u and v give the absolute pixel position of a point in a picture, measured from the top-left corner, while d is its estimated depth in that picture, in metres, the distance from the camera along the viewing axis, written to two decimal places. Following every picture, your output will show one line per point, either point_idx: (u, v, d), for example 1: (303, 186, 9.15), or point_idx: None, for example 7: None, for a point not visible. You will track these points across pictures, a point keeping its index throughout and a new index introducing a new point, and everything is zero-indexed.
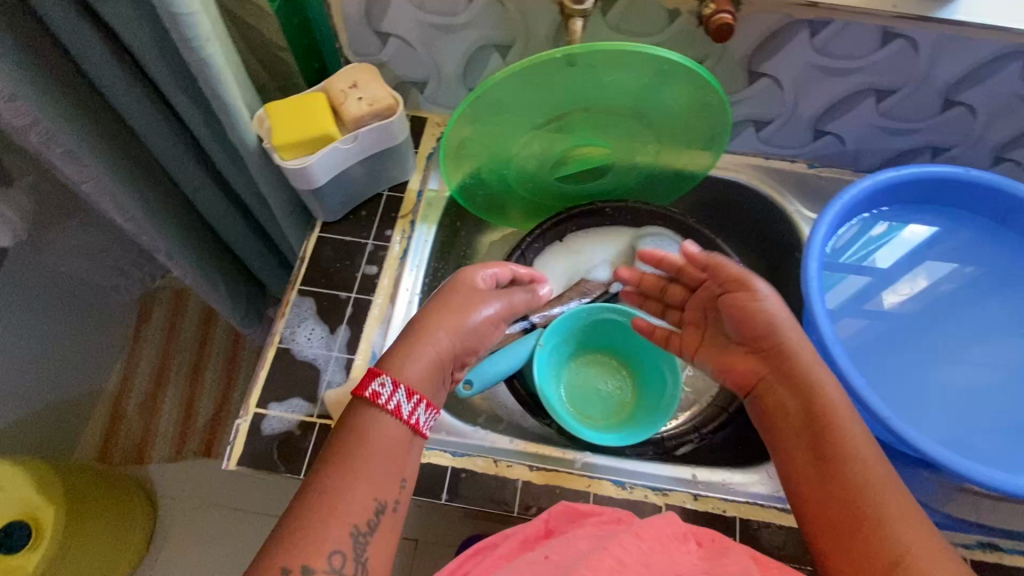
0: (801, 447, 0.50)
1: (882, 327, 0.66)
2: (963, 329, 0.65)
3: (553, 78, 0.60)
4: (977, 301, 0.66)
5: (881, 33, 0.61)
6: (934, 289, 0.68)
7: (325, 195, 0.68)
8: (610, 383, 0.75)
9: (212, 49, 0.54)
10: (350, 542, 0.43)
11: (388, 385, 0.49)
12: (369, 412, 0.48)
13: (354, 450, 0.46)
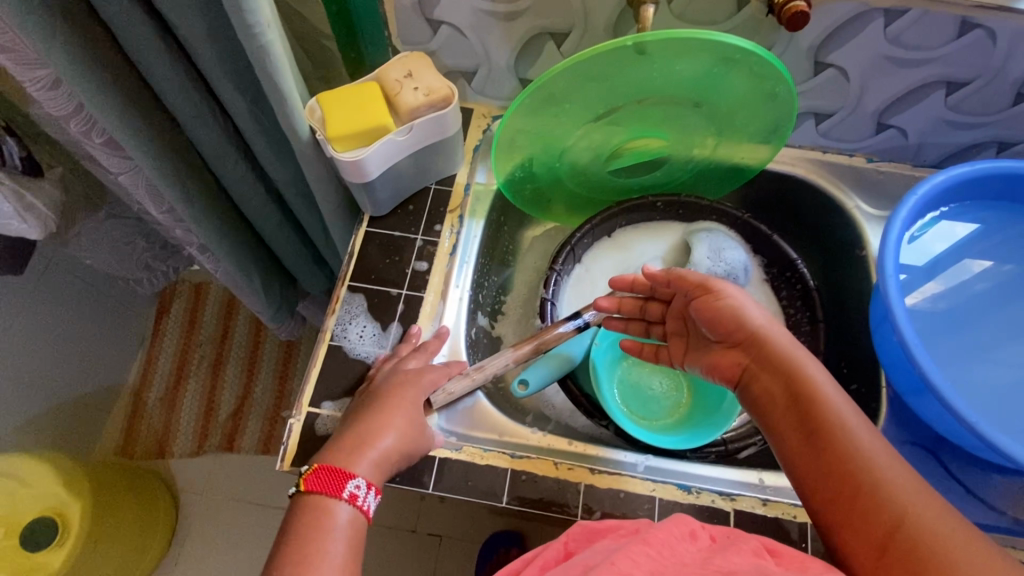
0: (789, 427, 0.48)
1: (918, 324, 0.65)
2: (1002, 327, 0.64)
3: (619, 69, 0.57)
4: (1014, 299, 0.65)
5: (960, 23, 0.58)
6: (969, 285, 0.66)
7: (377, 188, 0.66)
8: (664, 384, 0.73)
9: (272, 35, 0.51)
10: None
11: (363, 488, 0.49)
12: (340, 515, 0.48)
13: (320, 551, 0.45)
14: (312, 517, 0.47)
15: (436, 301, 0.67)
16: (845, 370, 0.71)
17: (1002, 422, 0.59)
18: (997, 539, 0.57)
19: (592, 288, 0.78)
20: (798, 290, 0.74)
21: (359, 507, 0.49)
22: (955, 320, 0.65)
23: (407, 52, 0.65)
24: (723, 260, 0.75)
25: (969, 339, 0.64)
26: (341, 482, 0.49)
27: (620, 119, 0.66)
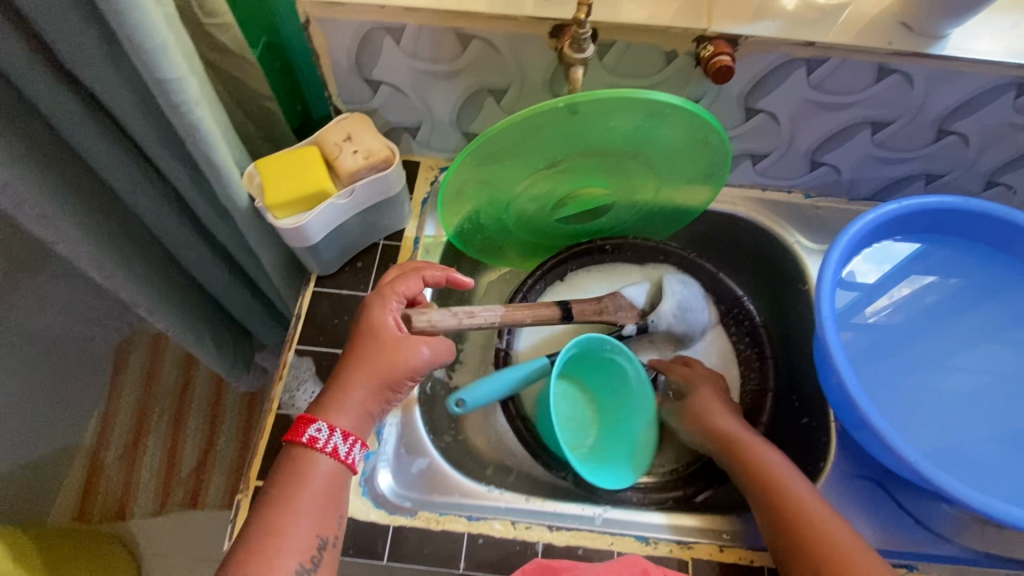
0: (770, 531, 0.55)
1: (868, 338, 0.68)
2: (947, 340, 0.67)
3: (553, 127, 0.58)
4: (957, 312, 0.68)
5: (876, 69, 0.61)
6: (919, 298, 0.70)
7: (321, 250, 0.65)
8: (577, 416, 0.72)
9: (202, 112, 0.51)
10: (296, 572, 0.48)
11: (323, 430, 0.52)
12: (307, 454, 0.52)
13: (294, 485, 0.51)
14: (290, 462, 0.52)
15: None
16: (797, 404, 0.72)
17: (948, 433, 0.62)
18: (947, 568, 0.58)
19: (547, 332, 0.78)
20: (746, 327, 0.76)
21: (328, 449, 0.52)
22: (906, 333, 0.68)
23: (345, 113, 0.65)
24: (686, 316, 0.74)
25: (925, 349, 0.67)
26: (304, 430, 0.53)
27: (569, 170, 0.67)
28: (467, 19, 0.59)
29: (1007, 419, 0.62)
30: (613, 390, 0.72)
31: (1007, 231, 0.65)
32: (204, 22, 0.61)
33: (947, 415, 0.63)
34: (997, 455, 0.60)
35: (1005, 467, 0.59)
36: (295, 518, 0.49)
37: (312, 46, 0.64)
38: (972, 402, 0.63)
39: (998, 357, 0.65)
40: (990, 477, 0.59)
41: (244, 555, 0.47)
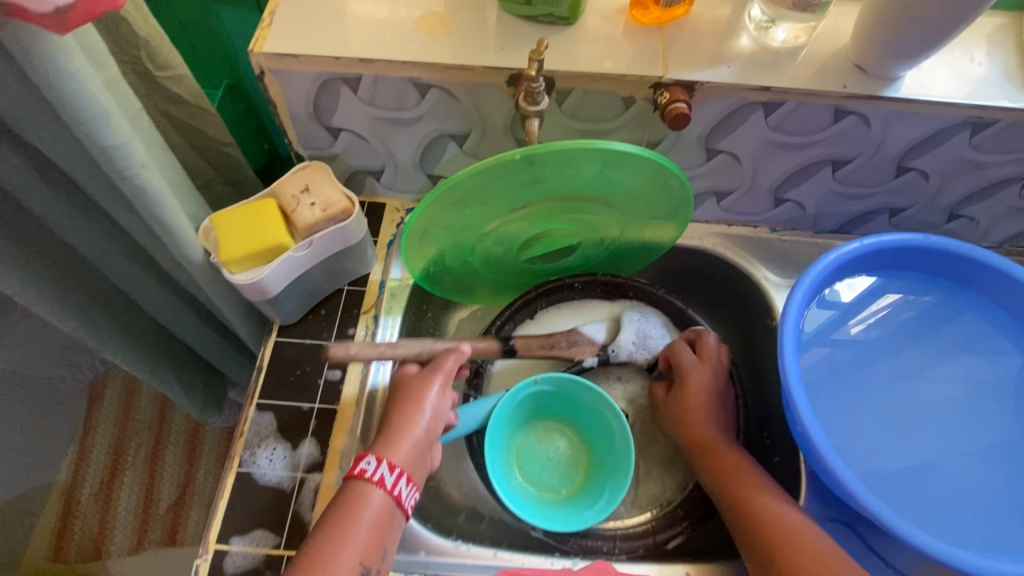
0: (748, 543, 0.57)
1: (842, 358, 0.69)
2: (917, 357, 0.69)
3: (514, 178, 0.58)
4: (929, 328, 0.69)
5: (833, 111, 0.61)
6: (895, 313, 0.70)
7: (282, 301, 0.64)
8: (563, 460, 0.73)
9: (149, 174, 0.50)
10: None
11: (372, 462, 0.53)
12: (360, 488, 0.52)
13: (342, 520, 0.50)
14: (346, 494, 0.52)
15: (350, 409, 0.64)
16: (768, 441, 0.73)
17: (922, 451, 0.64)
18: None
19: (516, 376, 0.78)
20: (713, 363, 0.76)
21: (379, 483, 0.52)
22: (881, 350, 0.69)
23: (304, 162, 0.64)
24: (647, 347, 0.74)
25: (898, 364, 0.68)
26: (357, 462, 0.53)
27: (536, 214, 0.67)
28: (423, 69, 0.59)
29: (977, 432, 0.65)
30: (601, 440, 0.72)
31: (972, 265, 0.67)
32: (156, 76, 0.60)
33: (919, 435, 0.65)
34: (966, 469, 0.63)
35: (972, 480, 0.62)
36: (345, 551, 0.49)
37: (269, 96, 0.64)
38: (941, 418, 0.66)
39: (965, 371, 0.67)
40: (962, 496, 0.61)
41: None
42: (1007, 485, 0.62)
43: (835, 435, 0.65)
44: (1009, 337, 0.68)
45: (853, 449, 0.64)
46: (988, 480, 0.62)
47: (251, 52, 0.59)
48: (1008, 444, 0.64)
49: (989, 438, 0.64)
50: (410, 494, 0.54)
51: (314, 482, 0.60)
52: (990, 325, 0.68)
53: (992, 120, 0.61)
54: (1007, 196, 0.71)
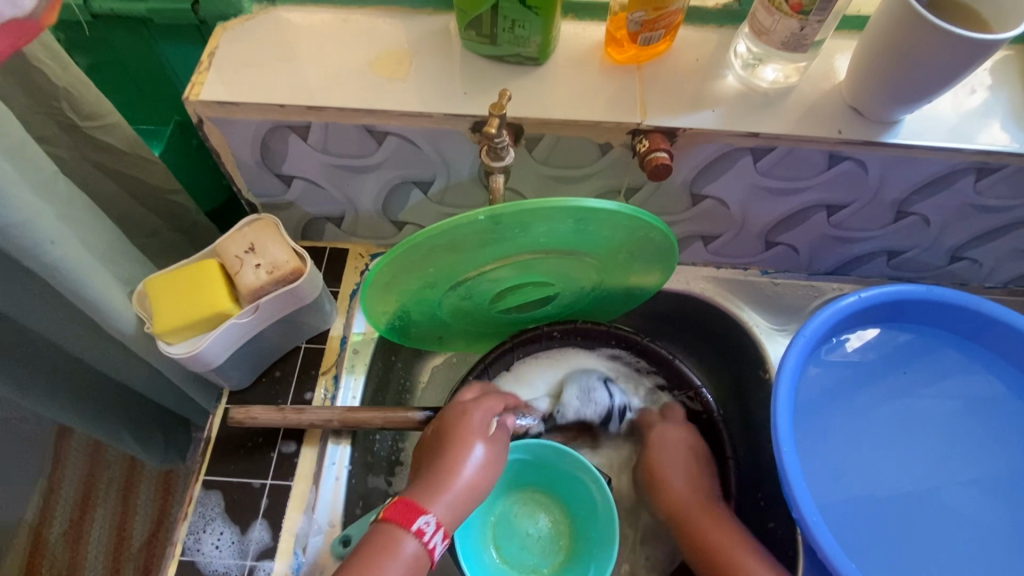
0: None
1: (838, 382, 0.64)
2: (911, 377, 0.64)
3: (477, 235, 0.53)
4: (921, 347, 0.65)
5: (828, 156, 0.56)
6: (893, 336, 0.65)
7: (229, 368, 0.59)
8: (546, 537, 0.70)
9: (63, 250, 0.45)
10: None
11: (432, 524, 0.50)
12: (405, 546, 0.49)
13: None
14: (386, 548, 0.48)
15: (307, 487, 0.59)
16: (763, 503, 0.69)
17: (920, 483, 0.60)
18: None
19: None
20: (704, 420, 0.71)
21: (426, 548, 0.49)
22: (878, 373, 0.64)
23: (250, 215, 0.58)
24: (593, 402, 0.72)
25: (896, 388, 0.64)
26: (413, 517, 0.50)
27: (509, 267, 0.61)
28: (378, 116, 0.54)
29: (980, 460, 0.61)
30: (584, 512, 0.68)
31: (974, 320, 0.63)
32: (82, 126, 0.54)
33: (917, 467, 0.61)
34: (968, 503, 0.59)
35: (977, 517, 0.58)
36: None
37: (211, 145, 0.58)
38: (938, 446, 0.62)
39: (959, 392, 0.63)
40: (962, 533, 0.58)
41: None
42: (1008, 517, 0.58)
43: (831, 472, 0.60)
44: (1000, 358, 0.64)
45: (848, 488, 0.60)
46: (990, 512, 0.58)
47: (186, 100, 0.53)
48: (1006, 471, 0.60)
49: (988, 465, 0.60)
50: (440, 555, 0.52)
51: (265, 571, 0.55)
52: (965, 357, 0.64)
53: (999, 165, 0.56)
54: (1013, 238, 0.66)
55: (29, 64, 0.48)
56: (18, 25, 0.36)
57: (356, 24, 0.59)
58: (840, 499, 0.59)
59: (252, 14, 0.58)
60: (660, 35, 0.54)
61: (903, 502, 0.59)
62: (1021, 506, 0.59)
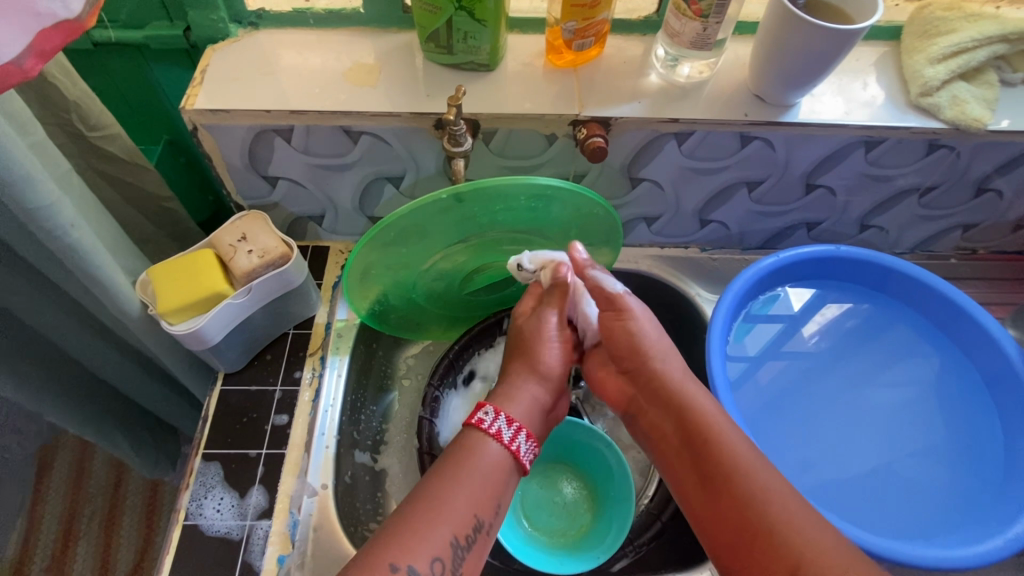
0: (673, 447, 0.56)
1: (795, 369, 0.71)
2: (864, 363, 0.71)
3: (444, 215, 0.61)
4: (865, 336, 0.73)
5: (739, 137, 0.66)
6: (839, 324, 0.74)
7: (223, 348, 0.65)
8: (568, 502, 0.74)
9: (79, 233, 0.51)
10: (450, 552, 0.47)
11: (490, 414, 0.57)
12: (476, 434, 0.55)
13: (459, 464, 0.53)
14: (463, 444, 0.55)
15: (300, 454, 0.65)
16: None
17: (874, 460, 0.65)
18: None
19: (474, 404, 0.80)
20: None
21: (499, 435, 0.55)
22: (830, 358, 0.72)
23: (241, 212, 0.66)
24: None
25: (848, 373, 0.71)
26: (474, 411, 0.57)
27: (477, 247, 0.69)
28: (353, 117, 0.62)
29: (922, 434, 0.67)
30: (590, 465, 0.75)
31: (880, 271, 0.73)
32: (88, 136, 0.62)
33: (871, 444, 0.66)
34: (917, 473, 0.64)
35: (926, 486, 0.64)
36: (460, 506, 0.50)
37: (204, 150, 0.66)
38: (886, 425, 0.67)
39: (902, 375, 0.70)
40: (914, 496, 0.63)
41: (396, 526, 0.48)
42: (950, 484, 0.64)
43: (797, 454, 0.66)
44: (934, 342, 0.72)
45: (816, 473, 0.65)
46: (936, 478, 0.64)
47: (182, 109, 0.61)
48: (950, 442, 0.66)
49: (937, 436, 0.66)
50: (529, 450, 0.56)
51: (264, 529, 0.60)
52: (909, 335, 0.72)
53: (881, 138, 0.67)
54: (908, 205, 0.77)
55: (47, 81, 0.55)
56: (66, 25, 0.40)
57: (330, 44, 0.68)
58: (808, 478, 0.65)
59: (238, 38, 0.67)
60: (591, 42, 0.64)
61: (861, 476, 0.65)
62: (965, 474, 0.64)
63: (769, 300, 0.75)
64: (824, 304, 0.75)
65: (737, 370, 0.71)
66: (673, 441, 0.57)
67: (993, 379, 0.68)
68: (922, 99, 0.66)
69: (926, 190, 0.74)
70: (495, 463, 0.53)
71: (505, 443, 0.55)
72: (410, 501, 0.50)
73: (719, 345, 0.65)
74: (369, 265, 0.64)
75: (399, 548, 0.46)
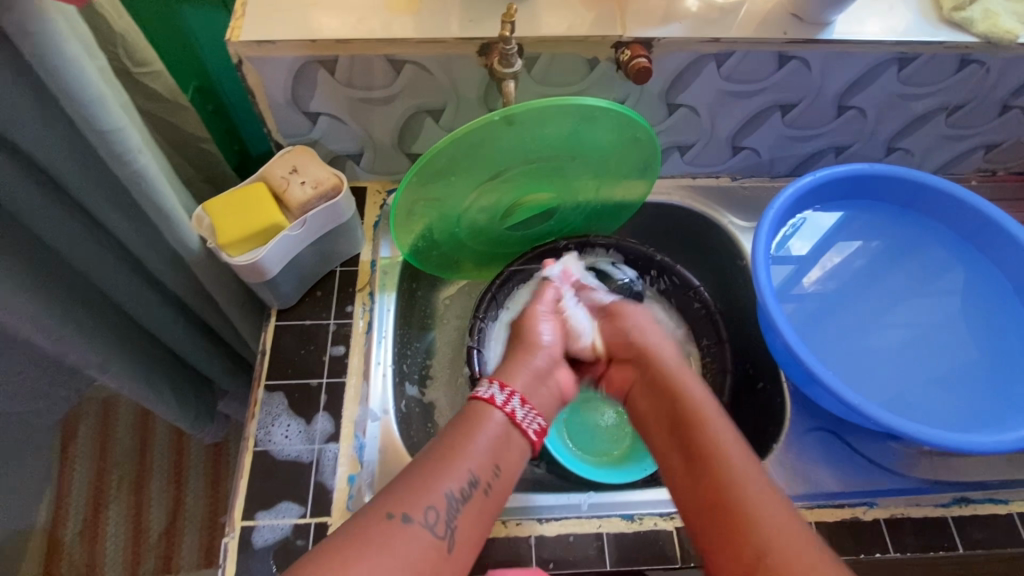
0: (659, 428, 0.57)
1: (814, 305, 0.74)
2: (887, 292, 0.74)
3: (491, 139, 0.61)
4: (887, 266, 0.76)
5: (777, 57, 0.67)
6: (849, 264, 0.77)
7: (279, 283, 0.66)
8: (611, 426, 0.76)
9: (146, 159, 0.52)
10: (446, 503, 0.47)
11: (483, 382, 0.56)
12: (467, 403, 0.55)
13: (457, 427, 0.52)
14: (460, 413, 0.54)
15: (359, 383, 0.66)
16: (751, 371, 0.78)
17: (897, 381, 0.68)
18: (902, 500, 0.62)
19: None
20: (702, 314, 0.78)
21: (494, 400, 0.54)
22: (848, 291, 0.75)
23: (288, 147, 0.66)
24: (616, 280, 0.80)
25: (869, 305, 0.74)
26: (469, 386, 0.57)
27: (518, 177, 0.70)
28: (399, 45, 0.62)
29: (942, 355, 0.69)
30: None
31: (908, 189, 0.74)
32: (133, 72, 0.62)
33: (894, 367, 0.69)
34: (941, 391, 0.67)
35: (950, 402, 0.66)
36: (456, 467, 0.49)
37: (247, 85, 0.66)
38: (905, 352, 0.70)
39: (920, 304, 0.73)
40: (942, 403, 0.66)
41: (396, 490, 0.47)
42: (972, 398, 0.66)
43: None
44: (963, 258, 0.74)
45: None
46: (957, 394, 0.67)
47: (228, 41, 0.61)
48: (972, 360, 0.69)
49: (966, 353, 0.69)
50: (526, 414, 0.55)
51: (333, 452, 0.62)
52: (930, 263, 0.75)
53: (915, 54, 0.68)
54: (935, 125, 0.78)
55: (97, 12, 0.55)
56: None
57: None
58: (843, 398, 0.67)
59: None
60: None
61: (885, 396, 0.67)
62: (984, 390, 0.67)
63: (789, 236, 0.77)
64: (841, 240, 0.77)
65: None
66: (658, 421, 0.58)
67: (1022, 285, 0.71)
68: (954, 13, 0.67)
69: (954, 108, 0.76)
70: (493, 430, 0.52)
71: (495, 402, 0.54)
72: (418, 460, 0.49)
73: (764, 254, 0.65)
74: (415, 199, 0.65)
75: (401, 498, 0.46)
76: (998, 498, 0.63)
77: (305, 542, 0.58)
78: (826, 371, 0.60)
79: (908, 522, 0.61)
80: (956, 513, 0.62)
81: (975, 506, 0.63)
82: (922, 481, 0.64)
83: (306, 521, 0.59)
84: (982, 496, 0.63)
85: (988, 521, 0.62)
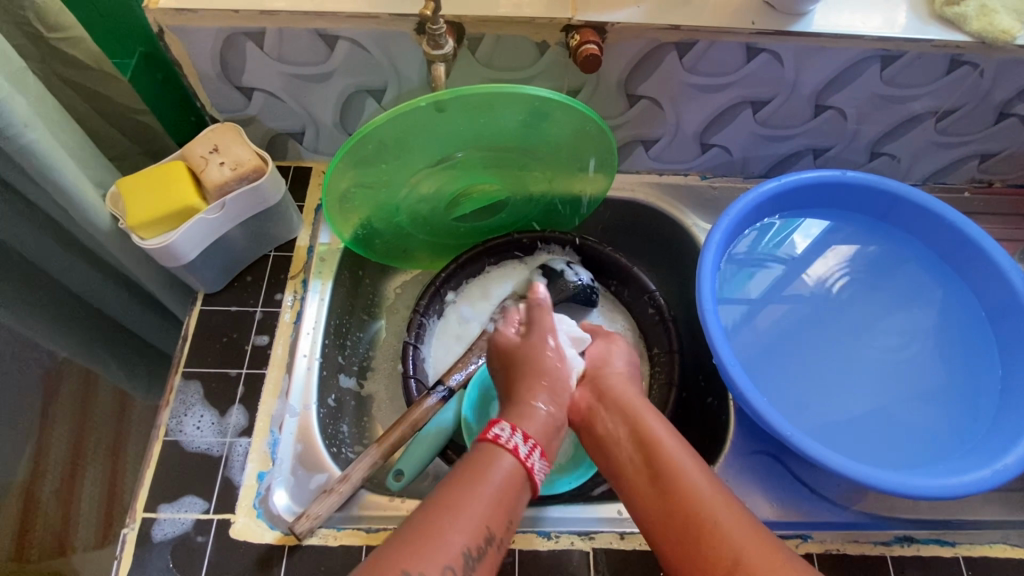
0: (633, 468, 0.51)
1: (796, 311, 0.69)
2: (869, 308, 0.69)
3: (427, 128, 0.57)
4: (878, 279, 0.70)
5: (745, 49, 0.62)
6: (846, 267, 0.71)
7: (199, 267, 0.63)
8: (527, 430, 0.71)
9: (36, 134, 0.49)
10: (462, 562, 0.39)
11: (507, 429, 0.48)
12: (490, 450, 0.46)
13: (481, 472, 0.44)
14: (478, 451, 0.46)
15: (280, 376, 0.64)
16: (704, 384, 0.74)
17: (870, 401, 0.64)
18: (840, 536, 0.59)
19: (457, 338, 0.77)
20: (655, 321, 0.75)
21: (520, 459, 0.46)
22: (840, 299, 0.69)
23: (215, 124, 0.63)
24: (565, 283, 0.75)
25: (855, 318, 0.68)
26: (488, 427, 0.48)
27: (464, 166, 0.65)
28: (329, 19, 0.58)
29: (925, 380, 0.64)
30: None
31: (889, 199, 0.69)
32: (48, 38, 0.58)
33: (869, 388, 0.64)
34: (916, 416, 0.62)
35: (920, 432, 0.62)
36: (469, 519, 0.41)
37: (172, 56, 0.62)
38: (883, 375, 0.65)
39: (907, 322, 0.67)
40: (915, 429, 0.62)
41: (399, 547, 0.39)
42: (946, 427, 0.62)
43: (792, 395, 0.64)
44: (940, 274, 0.69)
45: (810, 418, 0.63)
46: (929, 419, 0.62)
47: (144, 8, 0.57)
48: (950, 387, 0.64)
49: (947, 380, 0.64)
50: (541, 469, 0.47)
51: (243, 447, 0.60)
52: (926, 277, 0.69)
53: (899, 52, 0.62)
54: (923, 131, 0.72)
55: None
56: None
57: None
58: (803, 419, 0.63)
59: None
60: None
61: (859, 420, 0.63)
62: (960, 420, 0.62)
63: (773, 238, 0.72)
64: (834, 242, 0.72)
65: (739, 311, 0.69)
66: (631, 456, 0.52)
67: (995, 311, 0.65)
68: (946, 8, 0.60)
69: (944, 113, 0.70)
70: (509, 479, 0.45)
71: (514, 453, 0.46)
72: (415, 514, 0.41)
73: (710, 264, 0.62)
74: (350, 186, 0.61)
75: (411, 551, 0.38)
76: (944, 539, 0.59)
77: (205, 539, 0.56)
78: (760, 397, 0.56)
79: (840, 560, 0.58)
80: (897, 552, 0.58)
81: (917, 546, 0.59)
82: (864, 514, 0.61)
83: (209, 517, 0.57)
84: (927, 535, 0.59)
85: (929, 564, 0.58)
